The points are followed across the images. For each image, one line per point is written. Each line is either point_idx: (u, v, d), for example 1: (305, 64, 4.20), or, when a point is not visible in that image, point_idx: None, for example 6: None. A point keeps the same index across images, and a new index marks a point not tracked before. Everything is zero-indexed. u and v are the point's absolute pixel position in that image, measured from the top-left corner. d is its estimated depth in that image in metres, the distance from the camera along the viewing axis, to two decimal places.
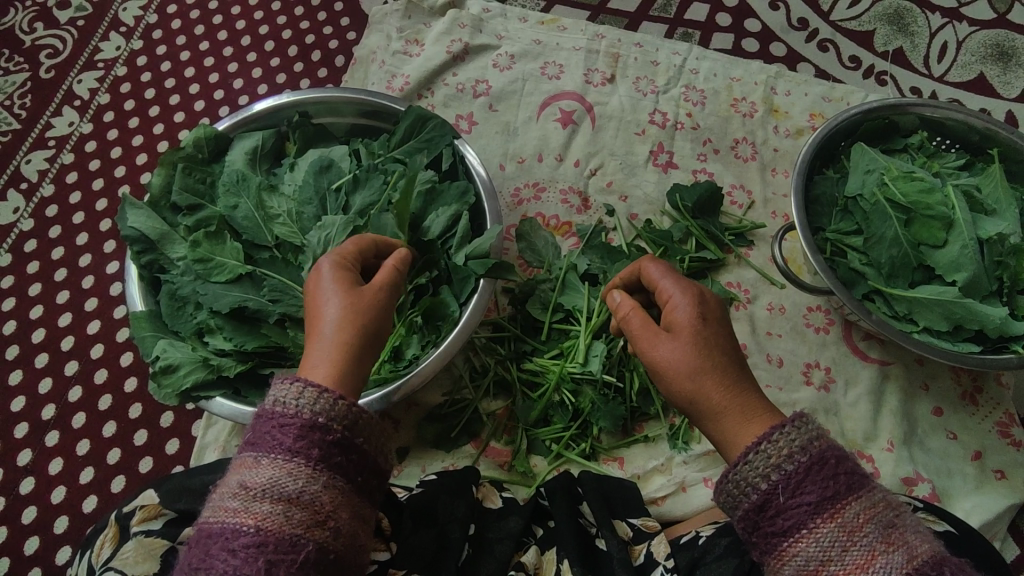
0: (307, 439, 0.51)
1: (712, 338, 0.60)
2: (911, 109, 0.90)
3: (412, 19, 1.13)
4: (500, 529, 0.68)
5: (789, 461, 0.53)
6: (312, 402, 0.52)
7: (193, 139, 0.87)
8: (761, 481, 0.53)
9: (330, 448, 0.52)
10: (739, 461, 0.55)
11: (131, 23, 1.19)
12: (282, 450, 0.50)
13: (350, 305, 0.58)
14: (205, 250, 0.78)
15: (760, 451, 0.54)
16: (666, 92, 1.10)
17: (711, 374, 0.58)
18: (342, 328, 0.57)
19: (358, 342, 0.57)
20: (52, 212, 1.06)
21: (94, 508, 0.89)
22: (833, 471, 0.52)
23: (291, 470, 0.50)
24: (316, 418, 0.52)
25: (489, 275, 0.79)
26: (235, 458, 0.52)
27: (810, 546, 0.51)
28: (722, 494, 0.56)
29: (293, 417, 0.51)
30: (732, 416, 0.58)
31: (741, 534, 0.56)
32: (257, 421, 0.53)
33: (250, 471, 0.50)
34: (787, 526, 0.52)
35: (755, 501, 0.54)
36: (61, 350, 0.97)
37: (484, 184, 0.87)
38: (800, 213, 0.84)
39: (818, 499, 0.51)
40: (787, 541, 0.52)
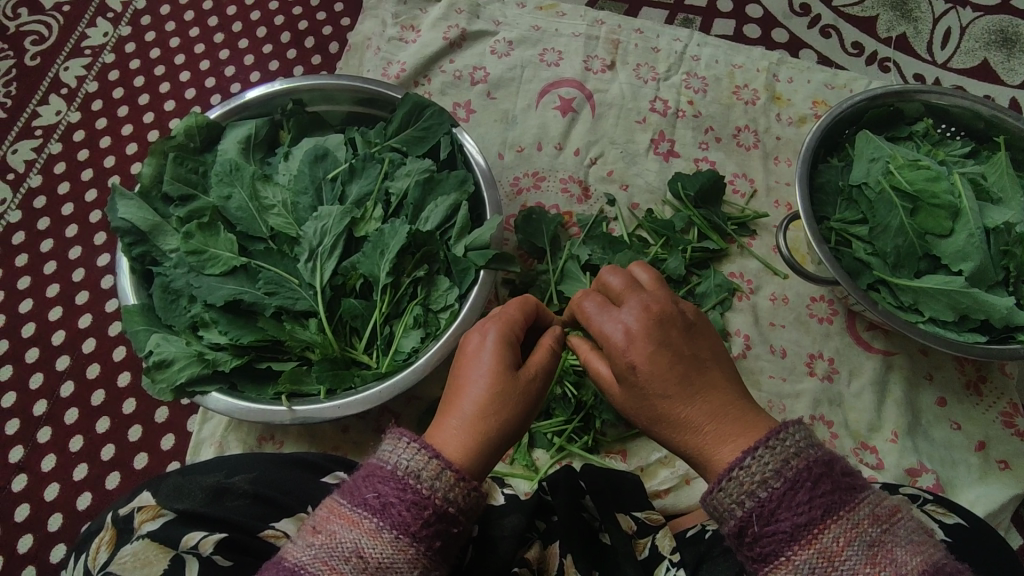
0: (433, 528, 0.51)
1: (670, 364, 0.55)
2: (916, 96, 0.88)
3: (407, 5, 1.11)
4: (503, 525, 0.66)
5: (762, 488, 0.50)
6: (450, 489, 0.52)
7: (184, 127, 0.85)
8: (736, 507, 0.51)
9: (445, 542, 0.52)
10: (714, 488, 0.52)
11: (118, 9, 1.16)
12: (406, 533, 0.50)
13: (502, 395, 0.57)
14: (199, 241, 0.76)
15: (733, 477, 0.51)
16: (667, 79, 1.08)
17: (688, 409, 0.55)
18: (484, 417, 0.56)
19: (492, 435, 0.56)
20: (40, 204, 1.04)
21: (89, 505, 0.87)
22: (807, 493, 0.49)
23: (410, 555, 0.50)
24: (447, 508, 0.51)
25: (489, 266, 0.78)
26: (348, 513, 0.51)
27: (791, 574, 0.49)
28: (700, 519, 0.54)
29: (424, 499, 0.51)
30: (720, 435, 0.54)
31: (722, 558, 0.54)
32: (385, 482, 0.51)
33: (369, 540, 0.49)
34: (766, 553, 0.50)
35: (733, 528, 0.51)
36: (51, 344, 0.96)
37: (483, 173, 0.85)
38: (804, 202, 0.82)
39: (795, 526, 0.49)
40: (766, 569, 0.51)
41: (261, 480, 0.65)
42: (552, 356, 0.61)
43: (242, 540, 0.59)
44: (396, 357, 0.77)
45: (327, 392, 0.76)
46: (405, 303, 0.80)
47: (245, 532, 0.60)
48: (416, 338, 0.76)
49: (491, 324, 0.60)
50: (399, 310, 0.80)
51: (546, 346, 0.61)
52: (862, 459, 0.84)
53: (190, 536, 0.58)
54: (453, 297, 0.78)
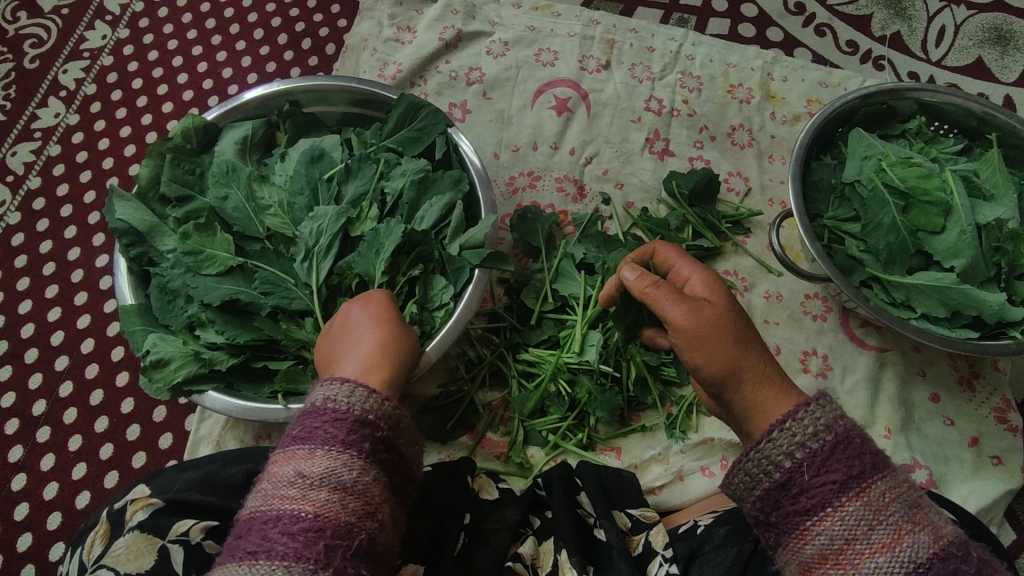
0: (359, 433, 0.52)
1: (727, 309, 0.60)
2: (908, 93, 0.89)
3: (403, 6, 1.12)
4: (497, 518, 0.67)
5: (813, 438, 0.53)
6: (364, 398, 0.54)
7: (181, 129, 0.85)
8: (784, 458, 0.53)
9: (378, 444, 0.53)
10: (764, 438, 0.54)
11: (116, 12, 1.17)
12: (335, 442, 0.51)
13: (387, 336, 0.61)
14: (196, 241, 0.77)
15: (785, 429, 0.53)
16: (661, 79, 1.09)
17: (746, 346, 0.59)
18: (375, 353, 0.60)
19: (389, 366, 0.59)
20: (39, 205, 1.05)
21: (88, 503, 0.88)
22: (854, 449, 0.52)
23: (347, 460, 0.51)
24: (367, 415, 0.53)
25: (484, 264, 0.79)
26: (280, 453, 0.52)
27: (835, 524, 0.51)
28: (740, 475, 0.55)
29: (344, 412, 0.53)
30: (771, 388, 0.58)
31: (761, 517, 0.55)
32: (306, 415, 0.53)
33: (305, 462, 0.50)
34: (811, 505, 0.52)
35: (777, 480, 0.53)
36: (51, 345, 0.96)
37: (478, 172, 0.86)
38: (797, 200, 0.83)
39: (843, 478, 0.51)
40: (809, 521, 0.52)
41: (255, 474, 0.66)
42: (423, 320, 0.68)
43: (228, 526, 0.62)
44: None
45: None
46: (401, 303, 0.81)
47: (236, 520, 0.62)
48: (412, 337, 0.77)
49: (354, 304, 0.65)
50: None
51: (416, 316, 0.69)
52: None
53: (181, 523, 0.59)
54: (448, 295, 0.79)
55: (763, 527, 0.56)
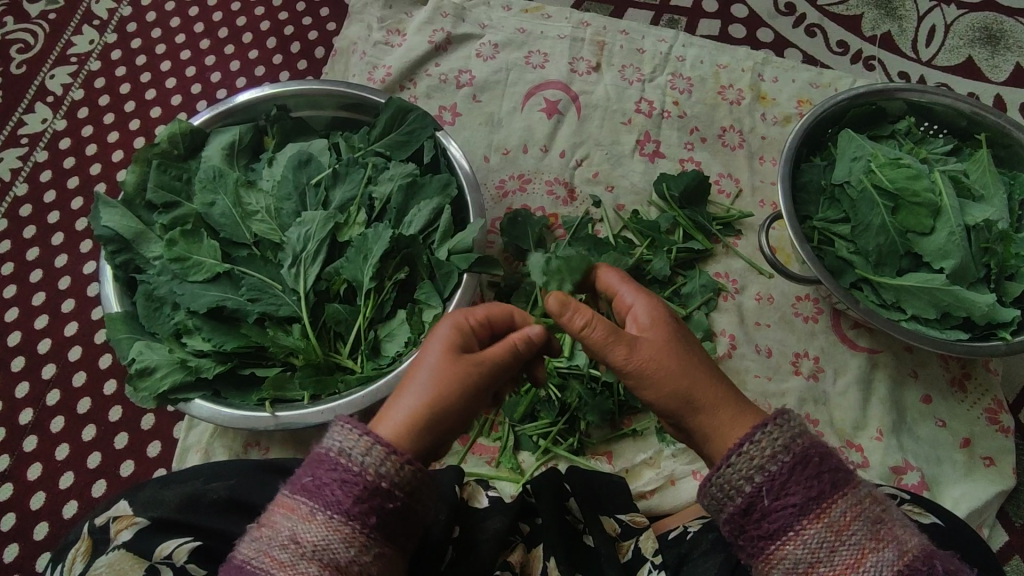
0: (365, 504, 0.51)
1: (672, 337, 0.59)
2: (898, 94, 0.89)
3: (393, 9, 1.11)
4: (485, 529, 0.66)
5: (771, 462, 0.52)
6: (379, 464, 0.51)
7: (167, 134, 0.85)
8: (745, 484, 0.53)
9: (387, 517, 0.51)
10: (722, 464, 0.53)
11: (104, 16, 1.16)
12: (339, 511, 0.50)
13: (446, 379, 0.56)
14: (182, 248, 0.76)
15: (741, 454, 0.53)
16: (652, 80, 1.09)
17: (696, 375, 0.57)
18: (429, 387, 0.56)
19: (432, 419, 0.56)
20: (27, 212, 1.04)
21: (75, 513, 0.87)
22: (813, 470, 0.52)
23: (345, 533, 0.50)
24: (379, 483, 0.51)
25: (473, 269, 0.78)
26: (286, 499, 0.52)
27: (798, 548, 0.51)
28: (706, 498, 0.55)
29: (354, 476, 0.51)
30: (722, 412, 0.57)
31: (727, 537, 0.56)
32: (317, 464, 0.52)
33: (303, 525, 0.50)
34: (773, 529, 0.52)
35: (740, 504, 0.53)
36: (38, 353, 0.96)
37: (467, 176, 0.85)
38: (786, 201, 0.83)
39: (803, 501, 0.51)
40: (775, 544, 0.52)
41: (238, 489, 0.65)
42: (514, 350, 0.59)
43: (213, 547, 0.60)
44: (381, 362, 0.78)
45: (311, 397, 0.77)
46: (390, 308, 0.81)
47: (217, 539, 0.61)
48: (400, 342, 0.77)
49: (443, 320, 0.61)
50: (384, 314, 0.80)
51: (508, 340, 0.59)
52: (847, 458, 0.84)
53: (164, 545, 0.58)
54: (436, 300, 0.78)
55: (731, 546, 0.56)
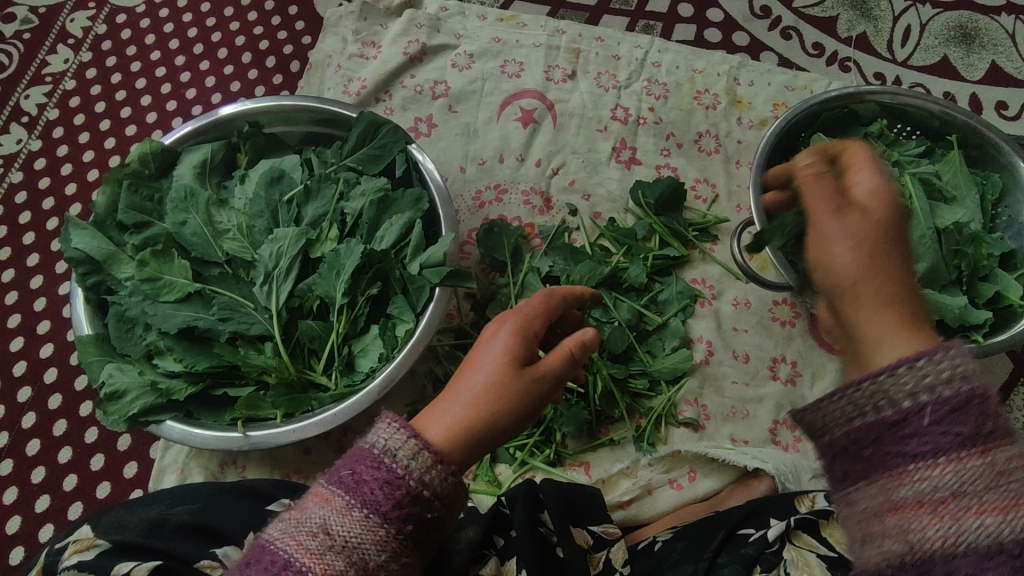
0: (406, 511, 0.48)
1: (882, 227, 0.55)
2: (870, 96, 0.89)
3: (367, 21, 1.11)
4: (458, 539, 0.66)
5: (944, 383, 0.45)
6: (426, 468, 0.49)
7: (139, 154, 0.85)
8: (904, 398, 0.46)
9: (422, 527, 0.49)
10: (881, 371, 0.47)
11: (79, 34, 1.16)
12: (378, 511, 0.47)
13: (502, 388, 0.53)
14: (153, 269, 0.76)
15: (914, 366, 0.46)
16: (628, 86, 1.09)
17: (879, 279, 0.53)
18: (488, 394, 0.53)
19: (482, 429, 0.52)
20: (2, 234, 1.04)
21: (51, 536, 0.87)
22: (990, 405, 0.45)
23: (380, 537, 0.47)
24: (423, 489, 0.49)
25: (445, 283, 0.78)
26: (322, 489, 0.49)
27: (946, 476, 0.43)
28: (842, 402, 0.48)
29: (398, 477, 0.48)
30: (890, 323, 0.52)
31: (849, 449, 0.48)
32: (359, 457, 0.49)
33: (337, 517, 0.47)
34: (920, 450, 0.44)
35: (887, 418, 0.46)
36: (14, 375, 0.95)
37: (439, 189, 0.85)
38: (758, 207, 0.83)
39: (970, 432, 0.44)
40: (908, 465, 0.45)
41: (203, 512, 0.65)
42: (569, 359, 0.58)
43: (175, 567, 0.58)
44: (355, 378, 0.77)
45: (285, 415, 0.76)
46: (363, 322, 0.80)
47: (178, 560, 0.60)
48: (374, 357, 0.77)
49: (508, 318, 0.58)
50: (357, 329, 0.80)
51: (564, 349, 0.58)
52: None
53: (122, 565, 0.57)
54: (409, 316, 0.78)
55: (835, 479, 0.49)
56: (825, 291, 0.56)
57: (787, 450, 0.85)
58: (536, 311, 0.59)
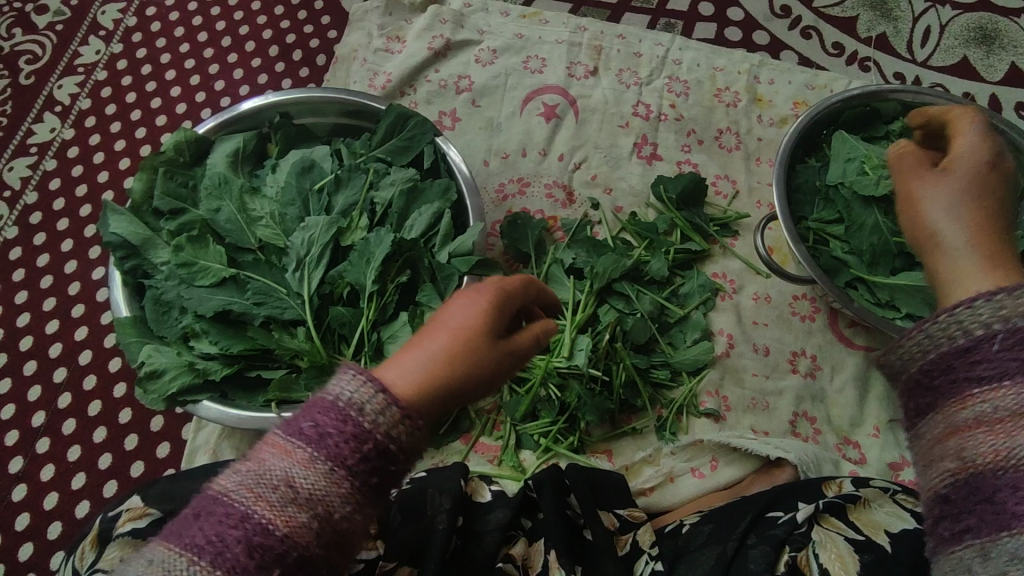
0: (371, 464, 0.44)
1: (985, 184, 0.57)
2: (890, 96, 0.91)
3: (392, 16, 1.13)
4: (487, 520, 0.68)
5: (1022, 315, 0.45)
6: (394, 423, 0.44)
7: (174, 142, 0.87)
8: (978, 327, 0.46)
9: (384, 481, 0.45)
10: (959, 303, 0.47)
11: (110, 27, 1.18)
12: (343, 465, 0.43)
13: (473, 348, 0.49)
14: (189, 253, 0.78)
15: (992, 298, 0.46)
16: (649, 83, 1.10)
17: (981, 223, 0.55)
18: (457, 350, 0.48)
19: (446, 388, 0.47)
20: (37, 219, 1.06)
21: (87, 513, 0.89)
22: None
23: (343, 490, 0.43)
24: (389, 442, 0.44)
25: (473, 272, 0.81)
26: (280, 441, 0.44)
27: (1009, 398, 0.44)
28: (913, 336, 0.49)
29: (364, 432, 0.43)
30: (964, 266, 0.53)
31: (914, 380, 0.48)
32: (321, 407, 0.44)
33: (301, 470, 0.42)
34: (986, 374, 0.45)
35: (959, 345, 0.46)
36: (49, 357, 0.97)
37: (466, 181, 0.87)
38: (781, 201, 0.84)
39: None
40: (974, 388, 0.45)
41: None
42: (537, 341, 0.55)
43: None
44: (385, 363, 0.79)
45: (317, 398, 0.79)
46: (392, 309, 0.82)
47: None
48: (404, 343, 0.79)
49: (490, 278, 0.53)
50: (386, 316, 0.82)
51: (534, 331, 0.55)
52: (845, 454, 0.86)
53: None
54: (437, 303, 0.79)
55: (909, 412, 0.50)
56: (918, 247, 0.57)
57: (807, 441, 0.86)
58: (519, 279, 0.55)
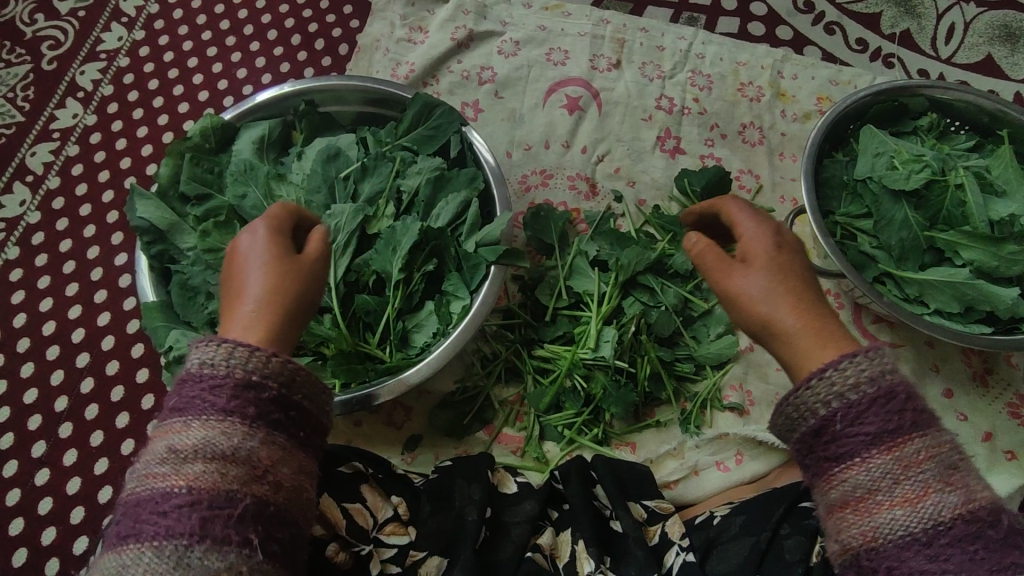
0: (242, 398, 0.52)
1: (784, 260, 0.60)
2: (920, 91, 0.89)
3: (415, 6, 1.13)
4: (516, 512, 0.68)
5: (868, 381, 0.53)
6: (244, 359, 0.53)
7: (200, 128, 0.86)
8: (821, 407, 0.54)
9: (266, 406, 0.53)
10: (801, 386, 0.55)
11: (132, 13, 1.18)
12: (214, 410, 0.51)
13: (282, 275, 0.58)
14: (216, 239, 0.78)
15: (825, 377, 0.54)
16: (672, 77, 1.10)
17: (790, 301, 0.58)
18: (276, 285, 0.58)
19: (281, 310, 0.57)
20: (59, 205, 1.06)
21: (111, 497, 0.90)
22: (899, 405, 0.52)
23: (227, 428, 0.51)
24: (250, 377, 0.53)
25: (500, 262, 0.80)
26: (160, 426, 0.53)
27: (859, 474, 0.52)
28: (782, 418, 0.57)
29: (222, 377, 0.52)
30: (813, 337, 0.56)
31: (795, 456, 0.57)
32: (183, 385, 0.53)
33: (182, 434, 0.51)
34: (840, 453, 0.53)
35: (812, 426, 0.55)
36: (72, 342, 0.98)
37: (492, 171, 0.87)
38: (809, 195, 0.83)
39: (878, 431, 0.52)
40: (836, 467, 0.54)
41: None
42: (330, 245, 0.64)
43: None
44: (410, 352, 0.79)
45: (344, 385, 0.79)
46: (418, 298, 0.82)
47: None
48: (429, 332, 0.79)
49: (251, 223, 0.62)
50: (411, 305, 0.81)
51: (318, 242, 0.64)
52: None
53: None
54: (464, 293, 0.79)
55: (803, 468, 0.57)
56: (755, 335, 0.60)
57: None
58: (278, 208, 0.64)
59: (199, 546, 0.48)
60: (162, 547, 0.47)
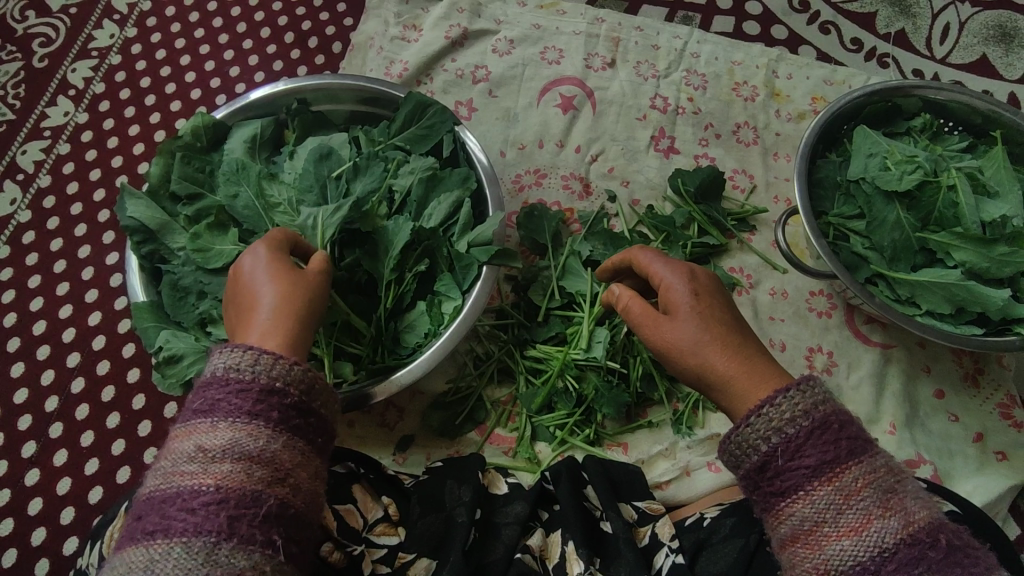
0: (266, 403, 0.52)
1: (711, 305, 0.62)
2: (913, 91, 0.89)
3: (410, 4, 1.12)
4: (506, 513, 0.69)
5: (809, 409, 0.53)
6: (269, 366, 0.53)
7: (191, 127, 0.86)
8: (761, 442, 0.54)
9: (287, 411, 0.53)
10: (741, 423, 0.55)
11: (125, 11, 1.18)
12: (240, 413, 0.51)
13: (290, 286, 0.61)
14: (205, 241, 0.77)
15: (762, 414, 0.54)
16: (667, 76, 1.09)
17: (718, 347, 0.59)
18: (284, 297, 0.60)
19: (293, 318, 0.60)
20: (50, 204, 1.05)
21: (101, 498, 0.89)
22: (836, 433, 0.52)
23: (252, 431, 0.51)
24: (273, 383, 0.53)
25: (492, 262, 0.79)
26: (183, 428, 0.52)
27: (806, 508, 0.52)
28: (725, 453, 0.56)
29: (248, 382, 0.53)
30: (747, 381, 0.58)
31: (743, 490, 0.57)
32: (207, 388, 0.53)
33: (207, 435, 0.51)
34: (785, 488, 0.53)
35: (756, 462, 0.54)
36: (63, 341, 0.97)
37: (485, 170, 0.87)
38: (802, 196, 0.83)
39: (817, 463, 0.52)
40: (783, 502, 0.53)
41: None
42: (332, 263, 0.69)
43: None
44: (403, 353, 0.80)
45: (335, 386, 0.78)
46: (409, 299, 0.82)
47: None
48: (421, 334, 0.78)
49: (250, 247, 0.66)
50: (403, 305, 0.81)
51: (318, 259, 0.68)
52: None
53: None
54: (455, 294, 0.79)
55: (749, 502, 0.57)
56: (692, 380, 0.61)
57: None
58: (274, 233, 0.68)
59: (225, 546, 0.47)
60: (189, 544, 0.46)
